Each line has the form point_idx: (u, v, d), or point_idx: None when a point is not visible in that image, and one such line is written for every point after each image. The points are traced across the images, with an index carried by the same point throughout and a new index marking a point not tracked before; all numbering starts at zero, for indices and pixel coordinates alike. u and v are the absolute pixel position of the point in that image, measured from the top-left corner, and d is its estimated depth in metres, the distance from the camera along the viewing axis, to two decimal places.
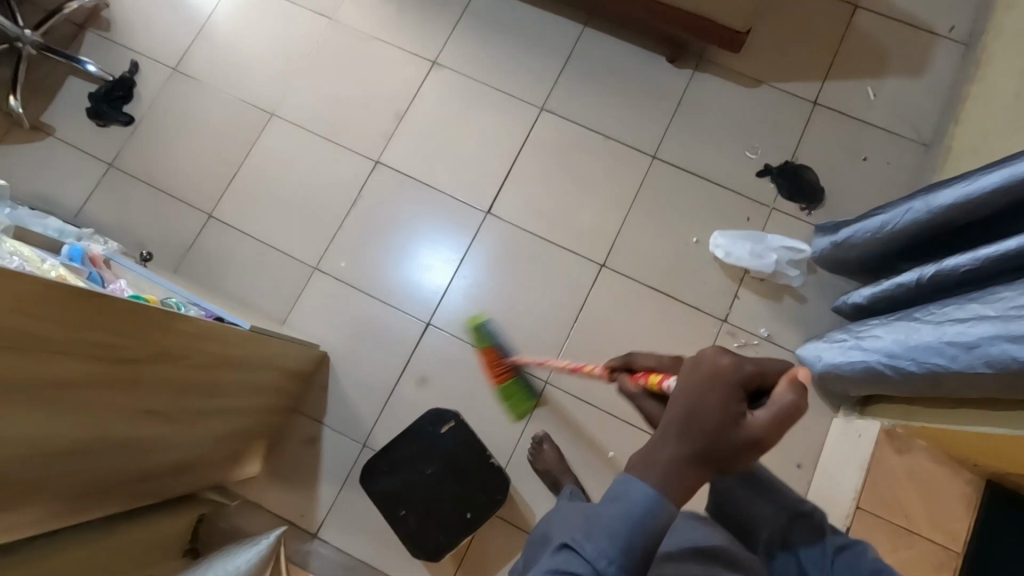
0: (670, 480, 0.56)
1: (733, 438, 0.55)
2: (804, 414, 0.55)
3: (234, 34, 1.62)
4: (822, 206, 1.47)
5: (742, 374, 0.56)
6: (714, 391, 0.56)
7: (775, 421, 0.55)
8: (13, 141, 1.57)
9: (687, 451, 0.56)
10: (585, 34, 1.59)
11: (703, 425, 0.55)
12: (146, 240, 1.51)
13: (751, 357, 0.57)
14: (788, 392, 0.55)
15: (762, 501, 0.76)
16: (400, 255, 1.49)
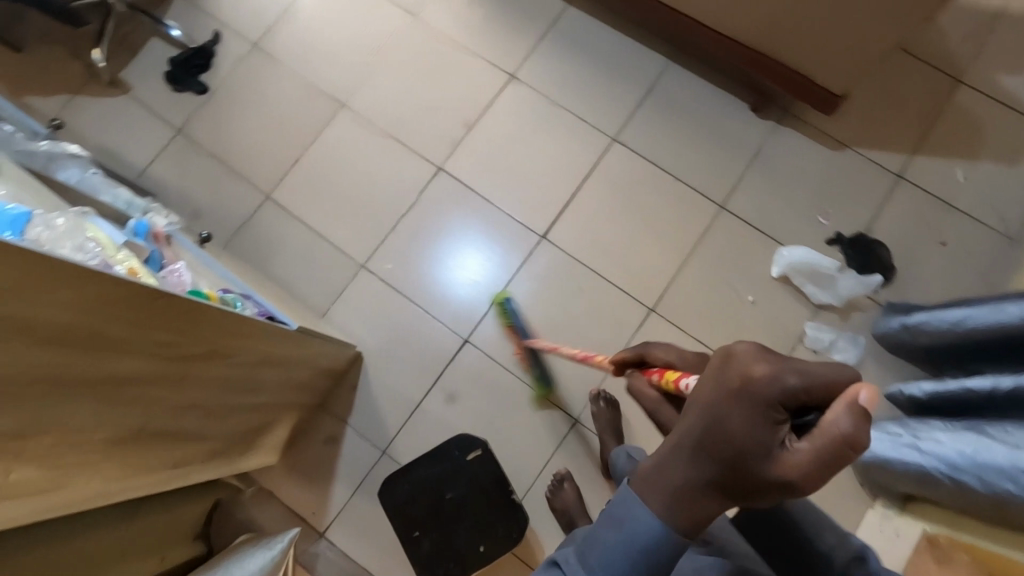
0: (682, 503, 0.52)
1: (763, 469, 0.48)
2: (858, 450, 0.44)
3: (319, 18, 1.61)
4: (891, 285, 1.40)
5: (779, 393, 0.47)
6: (739, 411, 0.48)
7: (820, 457, 0.45)
8: (90, 93, 1.59)
9: (704, 475, 0.50)
10: (670, 69, 1.55)
11: (723, 445, 0.49)
12: (203, 211, 1.52)
13: (795, 370, 0.47)
14: (844, 419, 0.44)
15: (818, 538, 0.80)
16: (448, 265, 1.47)
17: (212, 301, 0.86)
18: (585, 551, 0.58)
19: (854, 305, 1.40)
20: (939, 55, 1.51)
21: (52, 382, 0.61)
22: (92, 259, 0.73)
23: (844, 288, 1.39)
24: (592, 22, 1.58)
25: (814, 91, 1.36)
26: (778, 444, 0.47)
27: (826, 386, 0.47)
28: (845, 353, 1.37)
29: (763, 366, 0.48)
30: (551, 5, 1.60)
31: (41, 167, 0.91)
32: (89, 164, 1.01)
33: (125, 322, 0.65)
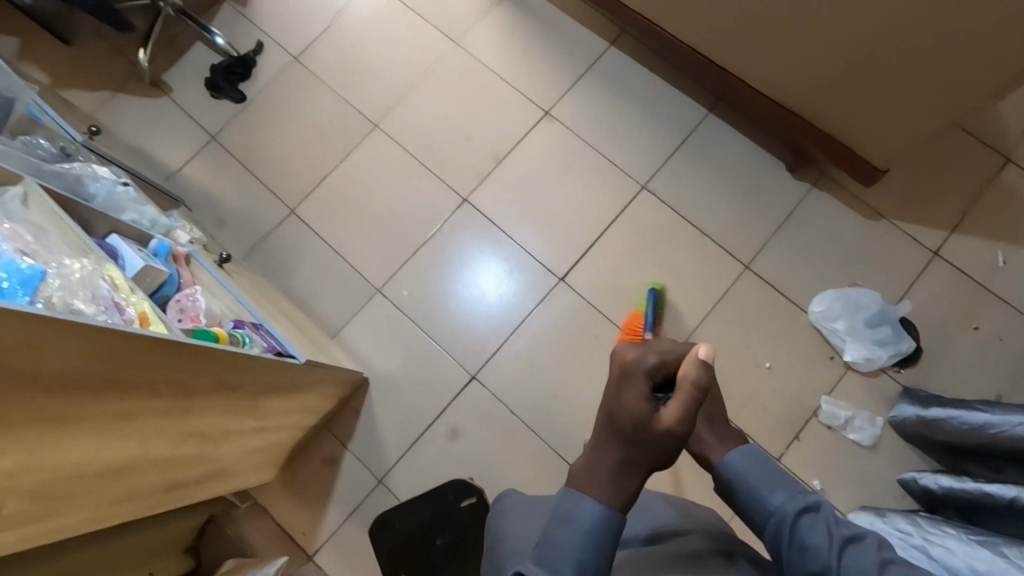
0: (611, 488, 0.62)
1: (654, 430, 0.61)
2: (705, 389, 0.60)
3: (360, 37, 1.62)
4: (916, 367, 1.35)
5: (646, 367, 0.63)
6: (626, 390, 0.63)
7: (684, 404, 0.60)
8: (131, 92, 1.62)
9: (619, 456, 0.62)
10: (707, 120, 1.52)
11: (622, 422, 0.62)
12: (227, 219, 1.54)
13: (655, 348, 0.65)
14: (689, 367, 0.61)
15: (774, 491, 0.73)
16: (463, 292, 1.46)
17: (222, 340, 0.86)
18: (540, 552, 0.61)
19: (874, 384, 1.35)
20: (989, 131, 1.46)
21: (58, 424, 0.61)
22: (100, 309, 0.69)
23: (881, 340, 1.35)
24: (633, 64, 1.56)
25: (856, 159, 1.32)
26: (656, 406, 0.62)
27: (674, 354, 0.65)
28: (861, 433, 1.33)
29: (634, 350, 0.65)
30: (593, 44, 1.58)
31: (67, 188, 0.91)
32: (118, 181, 1.00)
33: (128, 360, 0.65)
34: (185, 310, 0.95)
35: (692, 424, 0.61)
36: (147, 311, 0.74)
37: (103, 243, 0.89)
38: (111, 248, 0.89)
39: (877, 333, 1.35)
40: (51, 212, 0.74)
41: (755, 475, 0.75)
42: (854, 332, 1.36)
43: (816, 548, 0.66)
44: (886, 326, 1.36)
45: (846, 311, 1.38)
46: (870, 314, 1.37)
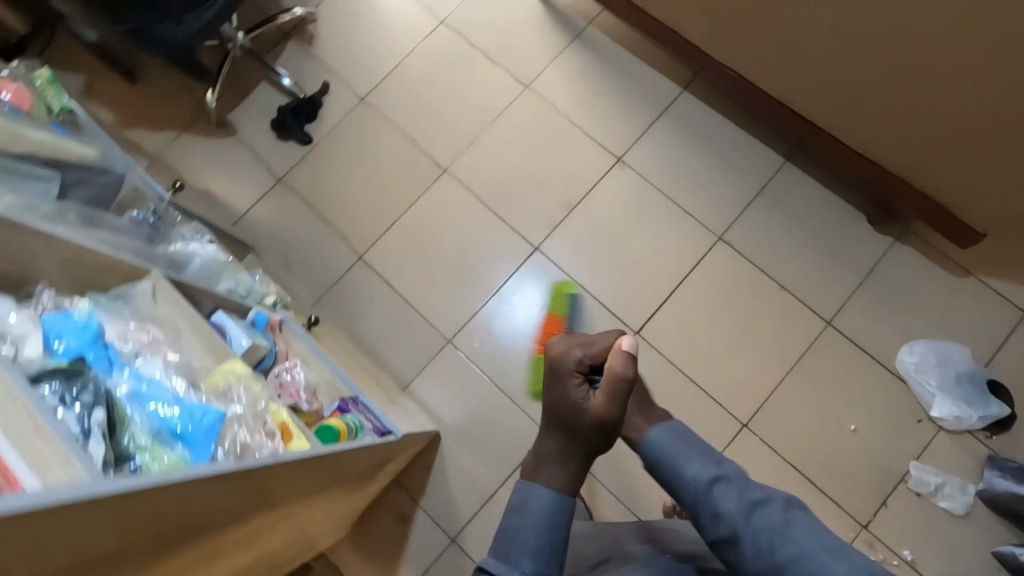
0: (561, 470, 0.71)
1: (587, 415, 0.71)
2: (626, 378, 0.71)
3: (428, 79, 1.60)
4: (1008, 432, 1.30)
5: (575, 363, 0.75)
6: (558, 385, 0.74)
7: (609, 391, 0.71)
8: (197, 132, 1.60)
9: (562, 440, 0.72)
10: (785, 169, 1.48)
11: (561, 408, 0.73)
12: (296, 265, 1.52)
13: (579, 346, 0.76)
14: (613, 358, 0.72)
15: (694, 459, 0.72)
16: (513, 323, 1.45)
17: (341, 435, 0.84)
18: (499, 546, 0.68)
19: (964, 449, 1.31)
20: None
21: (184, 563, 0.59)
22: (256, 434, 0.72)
23: (971, 400, 1.31)
24: (708, 110, 1.53)
25: (950, 222, 1.27)
26: (585, 394, 0.73)
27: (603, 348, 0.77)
28: (953, 501, 1.28)
29: (563, 348, 0.76)
30: (667, 89, 1.55)
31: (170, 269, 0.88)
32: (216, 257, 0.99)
33: (277, 487, 0.68)
34: (285, 385, 0.92)
35: (617, 407, 0.72)
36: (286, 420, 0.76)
37: (209, 321, 0.88)
38: (218, 326, 0.87)
39: (965, 389, 1.31)
40: (182, 308, 0.79)
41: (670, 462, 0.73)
42: (942, 386, 1.32)
43: (727, 513, 0.67)
44: (976, 386, 1.31)
45: (938, 368, 1.34)
46: (962, 374, 1.32)
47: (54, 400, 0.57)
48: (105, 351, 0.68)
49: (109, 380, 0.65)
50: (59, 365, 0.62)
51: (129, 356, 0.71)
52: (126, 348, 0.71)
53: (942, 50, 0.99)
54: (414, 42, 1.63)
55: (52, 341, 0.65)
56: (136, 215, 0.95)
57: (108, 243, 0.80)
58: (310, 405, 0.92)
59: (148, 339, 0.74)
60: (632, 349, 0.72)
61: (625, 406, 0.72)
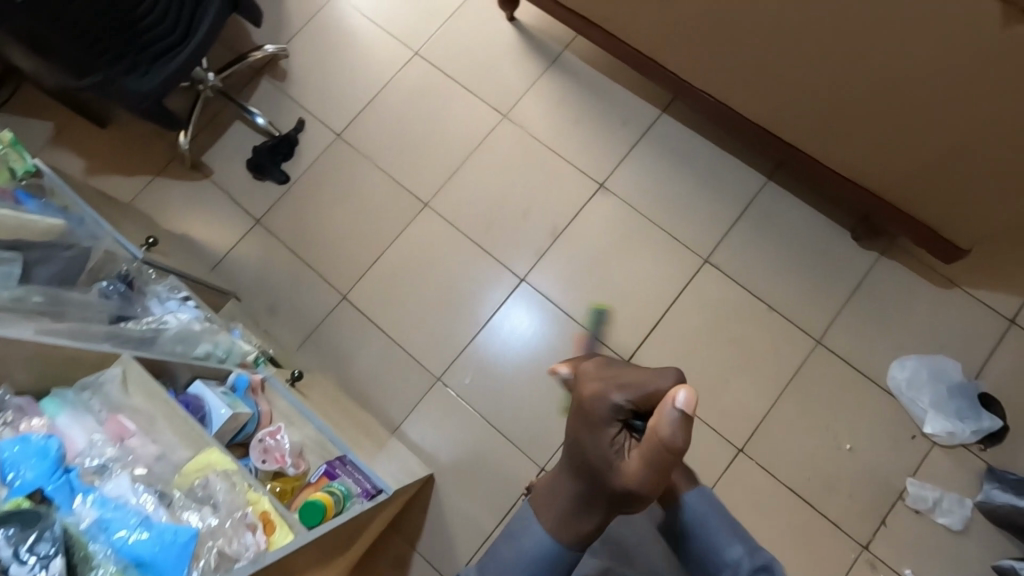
0: (561, 520, 0.75)
1: (616, 480, 0.68)
2: (675, 448, 0.62)
3: (405, 112, 1.59)
4: (1001, 444, 1.30)
5: (610, 408, 0.67)
6: (593, 433, 0.69)
7: (648, 458, 0.65)
8: (171, 176, 1.57)
9: (579, 489, 0.73)
10: (768, 187, 1.48)
11: (588, 464, 0.70)
12: (280, 307, 1.49)
13: (620, 387, 0.67)
14: (664, 420, 0.62)
15: (734, 543, 0.80)
16: (498, 349, 1.43)
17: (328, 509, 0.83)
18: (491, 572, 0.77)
19: (960, 464, 1.30)
20: None
21: None
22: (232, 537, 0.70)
23: (964, 416, 1.30)
24: (687, 132, 1.52)
25: (935, 240, 1.26)
26: (623, 456, 0.68)
27: (648, 394, 0.66)
28: (951, 517, 1.28)
29: (599, 389, 0.68)
30: (645, 111, 1.54)
31: (142, 346, 0.85)
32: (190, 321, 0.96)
33: None
34: (270, 449, 0.91)
35: (657, 476, 0.66)
36: (267, 511, 0.75)
37: (187, 393, 0.86)
38: (196, 398, 0.85)
39: (957, 405, 1.31)
40: (150, 390, 0.77)
41: (706, 533, 0.82)
42: (934, 402, 1.32)
43: None
44: (968, 401, 1.31)
45: (930, 383, 1.34)
46: (955, 389, 1.32)
47: (8, 555, 0.56)
48: (66, 477, 0.66)
49: (71, 513, 0.63)
50: (15, 508, 0.60)
51: (92, 475, 0.68)
52: (89, 465, 0.69)
53: (911, 82, 0.98)
54: (389, 75, 1.61)
55: (7, 474, 0.63)
56: (102, 287, 0.92)
57: (68, 331, 0.77)
58: (296, 468, 0.92)
59: (114, 452, 0.71)
60: (690, 410, 0.61)
61: (668, 471, 0.66)
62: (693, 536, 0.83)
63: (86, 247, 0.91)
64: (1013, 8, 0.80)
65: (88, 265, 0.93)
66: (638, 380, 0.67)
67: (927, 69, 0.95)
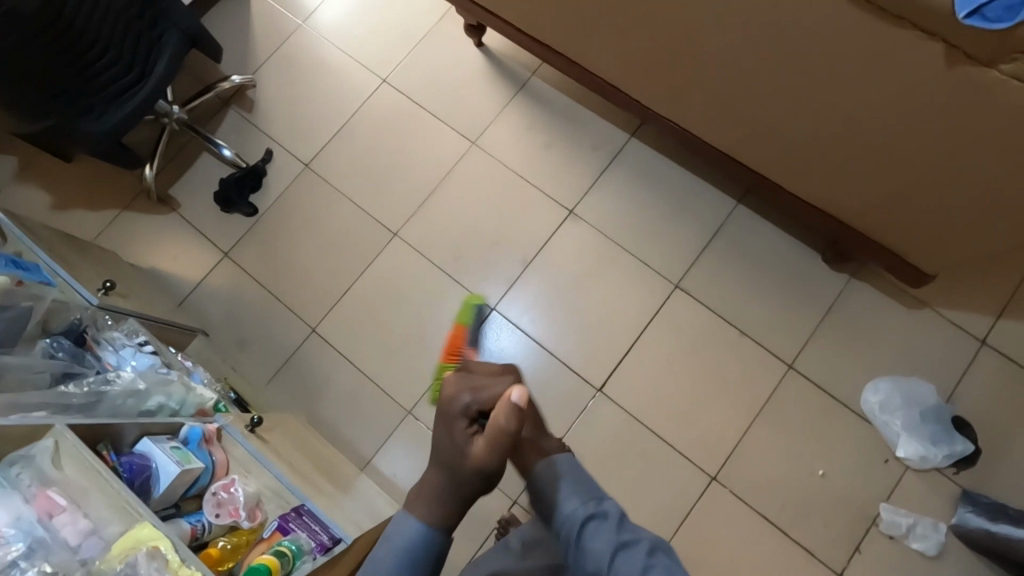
0: (429, 512, 0.73)
1: (465, 466, 0.71)
2: (509, 433, 0.69)
3: (373, 141, 1.58)
4: (974, 468, 1.30)
5: (461, 405, 0.74)
6: (446, 427, 0.74)
7: (489, 442, 0.70)
8: (138, 210, 1.56)
9: (436, 480, 0.74)
10: (737, 210, 1.47)
11: (444, 454, 0.73)
12: (249, 342, 1.48)
13: (469, 387, 0.74)
14: (501, 409, 0.69)
15: (571, 495, 0.76)
16: None
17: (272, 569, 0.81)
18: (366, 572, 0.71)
19: (933, 488, 1.30)
20: None
21: None
22: None
23: (936, 440, 1.30)
24: (657, 156, 1.52)
25: (900, 263, 1.26)
26: (470, 444, 0.72)
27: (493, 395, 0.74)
28: (925, 543, 1.27)
29: (452, 389, 0.75)
30: (614, 136, 1.54)
31: (79, 413, 0.83)
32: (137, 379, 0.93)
33: None
34: (223, 503, 0.90)
35: (497, 460, 0.70)
36: None
37: (133, 451, 0.83)
38: (142, 457, 0.83)
39: (928, 429, 1.31)
40: (88, 466, 0.72)
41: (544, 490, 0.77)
42: (907, 425, 1.32)
43: (596, 553, 0.71)
44: (939, 424, 1.31)
45: (903, 406, 1.33)
46: (926, 413, 1.32)
47: None
48: None
49: None
50: None
51: None
52: None
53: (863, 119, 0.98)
54: (356, 104, 1.60)
55: None
56: (46, 345, 0.91)
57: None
58: (252, 520, 0.91)
59: (20, 550, 0.65)
60: (523, 401, 0.69)
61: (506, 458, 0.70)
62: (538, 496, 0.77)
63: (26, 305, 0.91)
64: (956, 51, 0.79)
65: (33, 317, 0.92)
66: (485, 384, 0.75)
67: (878, 108, 0.94)
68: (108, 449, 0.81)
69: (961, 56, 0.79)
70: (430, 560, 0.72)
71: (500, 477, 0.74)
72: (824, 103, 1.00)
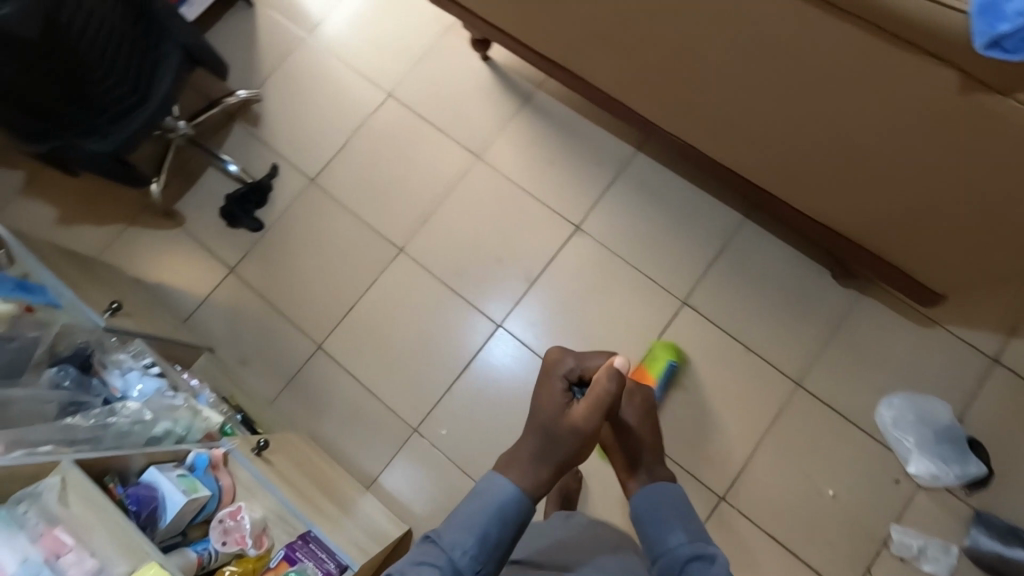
0: (527, 477, 0.71)
1: (563, 426, 0.72)
2: (612, 396, 0.72)
3: (378, 155, 1.57)
4: (987, 489, 1.28)
5: (563, 369, 0.77)
6: (543, 388, 0.76)
7: (591, 403, 0.72)
8: (143, 225, 1.56)
9: (530, 444, 0.73)
10: (745, 226, 1.46)
11: (541, 415, 0.74)
12: (254, 359, 1.47)
13: (572, 355, 0.78)
14: (607, 372, 0.73)
15: (676, 531, 0.79)
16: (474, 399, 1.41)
17: None
18: (453, 519, 0.69)
19: (945, 509, 1.28)
20: None
21: None
22: None
23: (946, 460, 1.28)
24: (663, 171, 1.51)
25: (897, 274, 1.24)
26: (569, 405, 0.74)
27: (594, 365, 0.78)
28: (936, 564, 1.25)
29: (554, 354, 0.78)
30: (620, 150, 1.52)
31: (87, 445, 0.83)
32: (143, 410, 0.93)
33: None
34: (229, 531, 0.89)
35: (596, 424, 0.72)
36: None
37: (139, 482, 0.83)
38: (148, 487, 0.83)
39: (942, 449, 1.29)
40: (93, 498, 0.73)
41: (655, 513, 0.82)
42: (920, 442, 1.30)
43: None
44: (954, 445, 1.29)
45: (916, 424, 1.31)
46: (941, 432, 1.30)
47: None
48: None
49: None
50: None
51: None
52: None
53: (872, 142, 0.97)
54: (360, 118, 1.60)
55: None
56: (52, 375, 0.90)
57: (2, 445, 0.74)
58: (258, 547, 0.91)
59: None
60: (626, 367, 0.73)
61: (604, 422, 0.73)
62: (647, 519, 0.82)
63: (31, 335, 0.92)
64: (971, 79, 0.78)
65: (40, 345, 0.93)
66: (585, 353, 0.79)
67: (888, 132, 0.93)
68: (114, 482, 0.81)
69: (975, 82, 0.78)
70: (517, 524, 0.70)
71: (590, 445, 0.75)
72: (834, 125, 0.98)
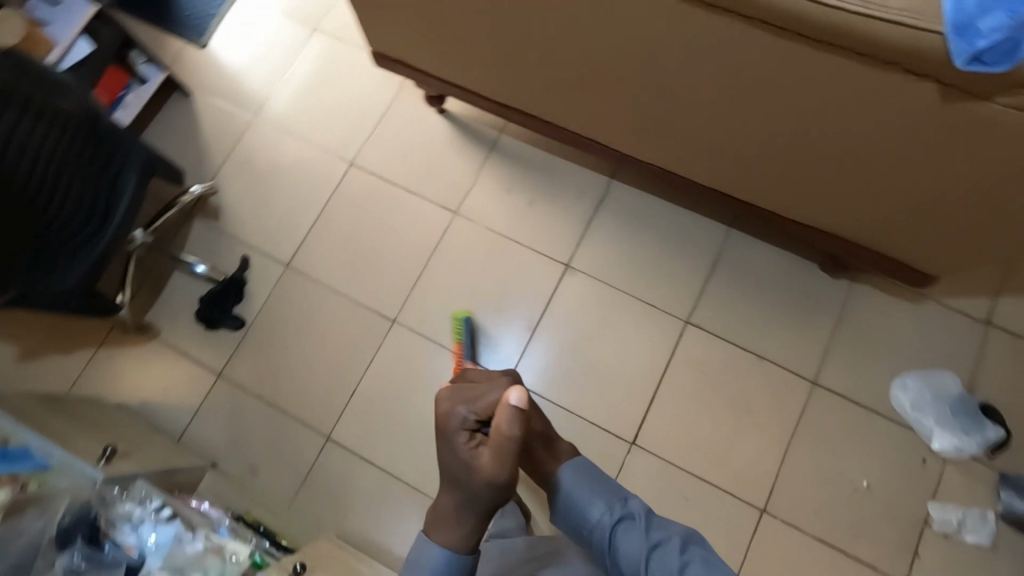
0: (450, 533, 0.81)
1: (477, 479, 0.77)
2: (512, 440, 0.74)
3: (351, 228, 1.52)
4: (1007, 450, 1.32)
5: (462, 418, 0.80)
6: (451, 445, 0.79)
7: (496, 451, 0.75)
8: (115, 346, 1.46)
9: (451, 499, 0.80)
10: (731, 235, 1.47)
11: (455, 471, 0.79)
12: (261, 465, 1.39)
13: (467, 402, 0.81)
14: (505, 416, 0.74)
15: (595, 503, 0.96)
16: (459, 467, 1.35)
17: None
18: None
19: (973, 478, 1.31)
20: None
21: None
22: None
23: (967, 433, 1.31)
24: (641, 194, 1.51)
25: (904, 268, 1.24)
26: (479, 455, 0.78)
27: (487, 403, 0.81)
28: (978, 534, 1.28)
29: (448, 406, 0.81)
30: (595, 182, 1.52)
31: None
32: None
33: None
34: None
35: (507, 467, 0.76)
36: None
37: None
38: None
39: (961, 423, 1.32)
40: None
41: (573, 495, 0.98)
42: (941, 419, 1.33)
43: (631, 554, 0.89)
44: (971, 416, 1.32)
45: (934, 402, 1.34)
46: (957, 406, 1.33)
47: None
48: None
49: None
50: None
51: None
52: None
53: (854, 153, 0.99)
54: (326, 192, 1.55)
55: None
56: (64, 562, 0.86)
57: None
58: None
59: None
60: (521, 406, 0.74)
61: (514, 464, 0.77)
62: (569, 503, 0.98)
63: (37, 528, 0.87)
64: (953, 89, 0.80)
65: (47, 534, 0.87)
66: (478, 396, 0.82)
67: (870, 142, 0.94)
68: None
69: (956, 91, 0.80)
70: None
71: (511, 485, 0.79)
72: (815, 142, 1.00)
